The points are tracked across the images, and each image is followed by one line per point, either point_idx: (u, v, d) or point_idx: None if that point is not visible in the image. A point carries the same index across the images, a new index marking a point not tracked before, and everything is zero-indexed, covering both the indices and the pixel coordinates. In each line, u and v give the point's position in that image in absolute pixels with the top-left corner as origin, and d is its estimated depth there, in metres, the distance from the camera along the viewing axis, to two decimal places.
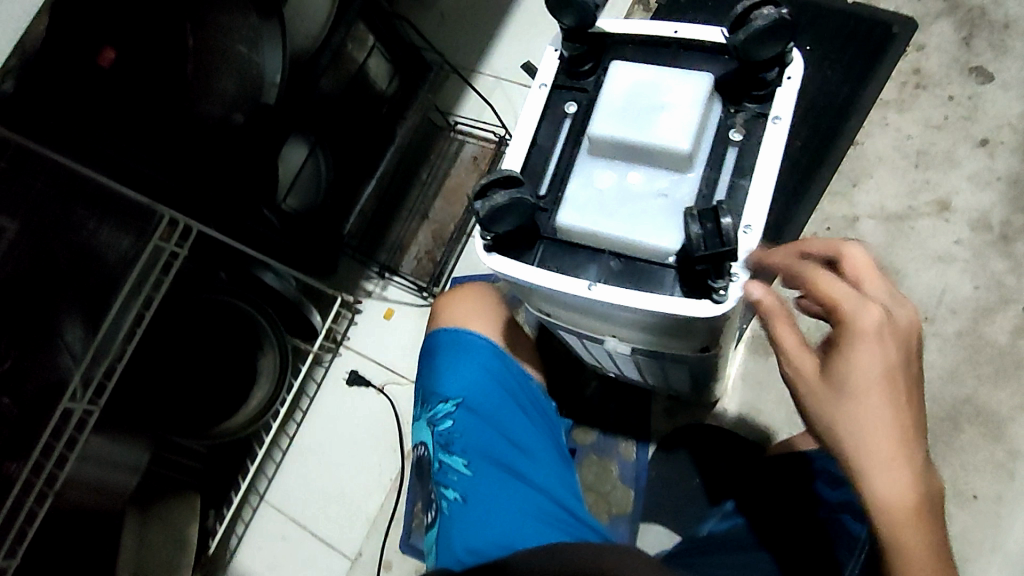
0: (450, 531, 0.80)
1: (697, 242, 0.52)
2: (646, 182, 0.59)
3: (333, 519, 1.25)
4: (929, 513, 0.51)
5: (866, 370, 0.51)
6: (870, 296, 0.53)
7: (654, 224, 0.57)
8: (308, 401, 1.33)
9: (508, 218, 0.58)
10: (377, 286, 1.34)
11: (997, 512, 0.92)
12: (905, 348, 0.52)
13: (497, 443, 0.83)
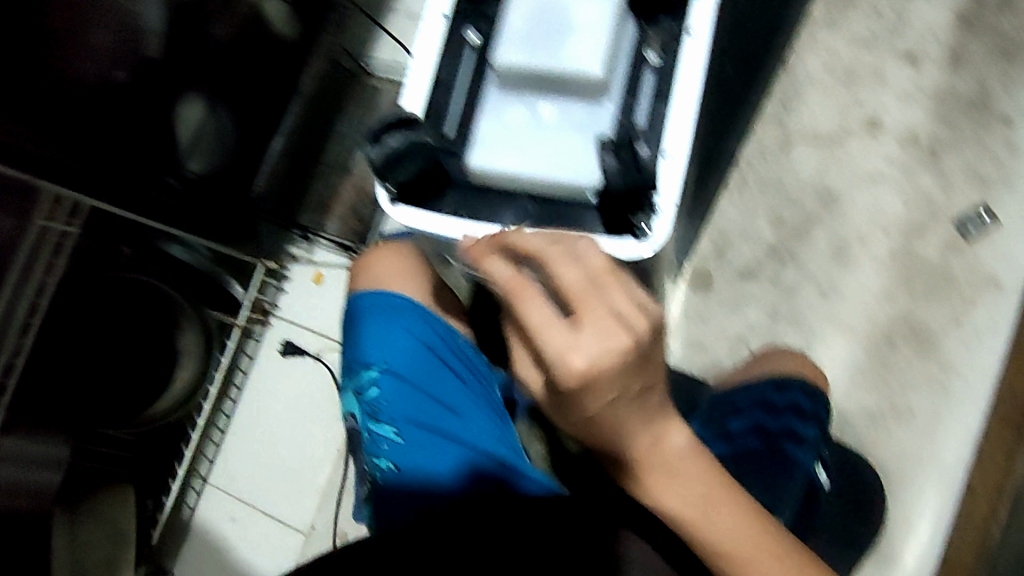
0: (389, 502, 0.77)
1: (613, 175, 0.50)
2: (562, 117, 0.54)
3: (282, 494, 1.21)
4: (679, 477, 0.54)
5: (586, 408, 0.49)
6: (577, 341, 0.45)
7: (575, 163, 0.54)
8: (242, 376, 1.26)
9: (407, 164, 0.54)
10: (303, 249, 1.27)
11: (933, 425, 0.95)
12: (627, 382, 0.47)
13: (428, 408, 0.79)
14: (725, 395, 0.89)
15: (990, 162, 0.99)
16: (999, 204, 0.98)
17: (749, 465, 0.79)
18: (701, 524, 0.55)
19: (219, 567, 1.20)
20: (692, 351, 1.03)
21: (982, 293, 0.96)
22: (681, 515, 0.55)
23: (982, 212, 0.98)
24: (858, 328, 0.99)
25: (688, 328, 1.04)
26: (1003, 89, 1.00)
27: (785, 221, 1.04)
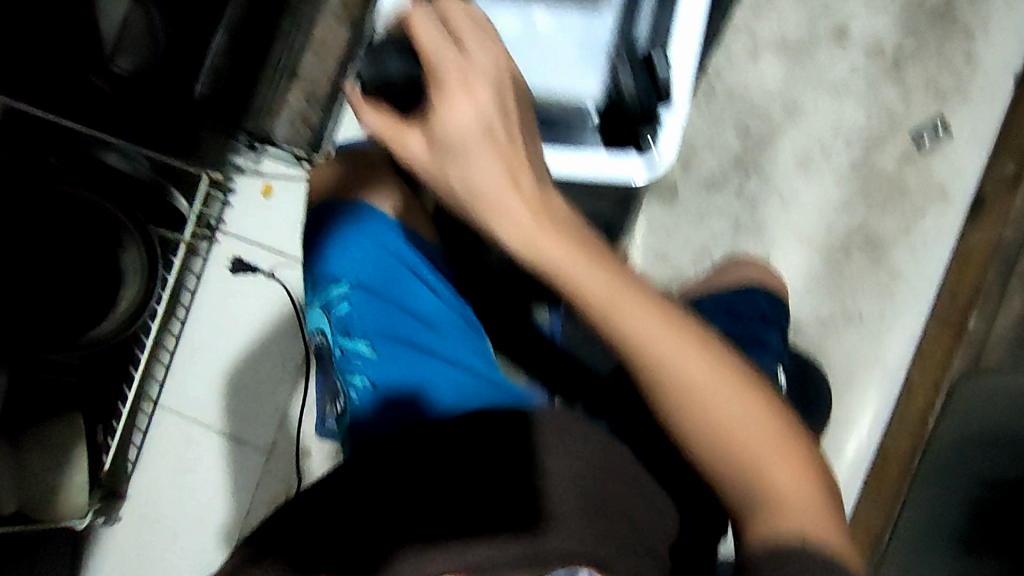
0: (363, 419, 0.74)
1: (636, 93, 0.72)
2: (567, 40, 0.72)
3: (240, 414, 1.18)
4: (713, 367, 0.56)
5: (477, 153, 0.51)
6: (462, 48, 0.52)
7: (577, 70, 0.72)
8: (189, 296, 1.19)
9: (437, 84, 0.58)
10: (249, 158, 1.18)
11: (881, 330, 1.00)
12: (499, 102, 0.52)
13: (397, 321, 0.77)
14: (721, 298, 0.89)
15: (949, 74, 1.01)
16: (955, 116, 1.00)
17: None
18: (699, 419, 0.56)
19: (177, 488, 1.17)
20: (657, 262, 1.04)
21: (933, 203, 1.00)
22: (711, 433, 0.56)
23: (938, 123, 1.00)
24: (816, 237, 1.03)
25: (654, 239, 1.05)
26: None
27: (751, 131, 1.04)
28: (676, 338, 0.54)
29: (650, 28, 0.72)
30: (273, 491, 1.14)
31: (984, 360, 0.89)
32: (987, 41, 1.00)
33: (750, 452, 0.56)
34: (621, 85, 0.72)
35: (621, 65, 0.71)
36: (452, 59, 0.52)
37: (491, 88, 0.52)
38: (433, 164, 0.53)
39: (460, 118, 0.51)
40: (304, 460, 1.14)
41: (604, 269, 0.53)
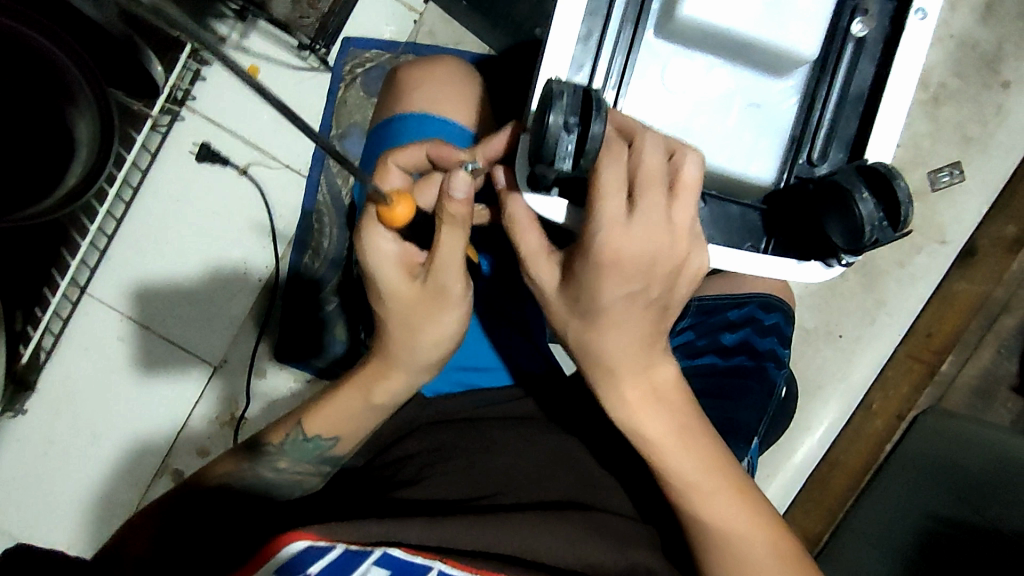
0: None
1: (869, 213, 0.58)
2: (744, 118, 0.67)
3: (186, 320, 1.05)
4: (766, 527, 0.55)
5: (609, 294, 0.50)
6: (637, 212, 0.48)
7: (758, 158, 0.67)
8: (140, 176, 1.01)
9: (566, 99, 0.53)
10: (233, 31, 1.01)
11: (853, 350, 1.04)
12: (652, 272, 0.50)
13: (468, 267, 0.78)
14: (713, 301, 0.87)
15: (977, 122, 1.03)
16: (971, 164, 1.03)
17: (737, 381, 0.82)
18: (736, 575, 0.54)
19: (101, 389, 1.04)
20: None
21: (928, 242, 1.04)
22: None
23: (955, 168, 1.03)
24: None
25: None
26: (1014, 53, 1.03)
27: None
28: (726, 494, 0.55)
29: (841, 113, 0.66)
30: (217, 409, 1.05)
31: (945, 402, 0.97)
32: (1019, 98, 1.03)
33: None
34: (855, 208, 0.58)
35: (859, 186, 0.58)
36: (620, 220, 0.48)
37: (648, 268, 0.50)
38: (569, 314, 0.53)
39: (620, 288, 0.50)
40: (256, 381, 1.06)
41: (700, 452, 0.55)
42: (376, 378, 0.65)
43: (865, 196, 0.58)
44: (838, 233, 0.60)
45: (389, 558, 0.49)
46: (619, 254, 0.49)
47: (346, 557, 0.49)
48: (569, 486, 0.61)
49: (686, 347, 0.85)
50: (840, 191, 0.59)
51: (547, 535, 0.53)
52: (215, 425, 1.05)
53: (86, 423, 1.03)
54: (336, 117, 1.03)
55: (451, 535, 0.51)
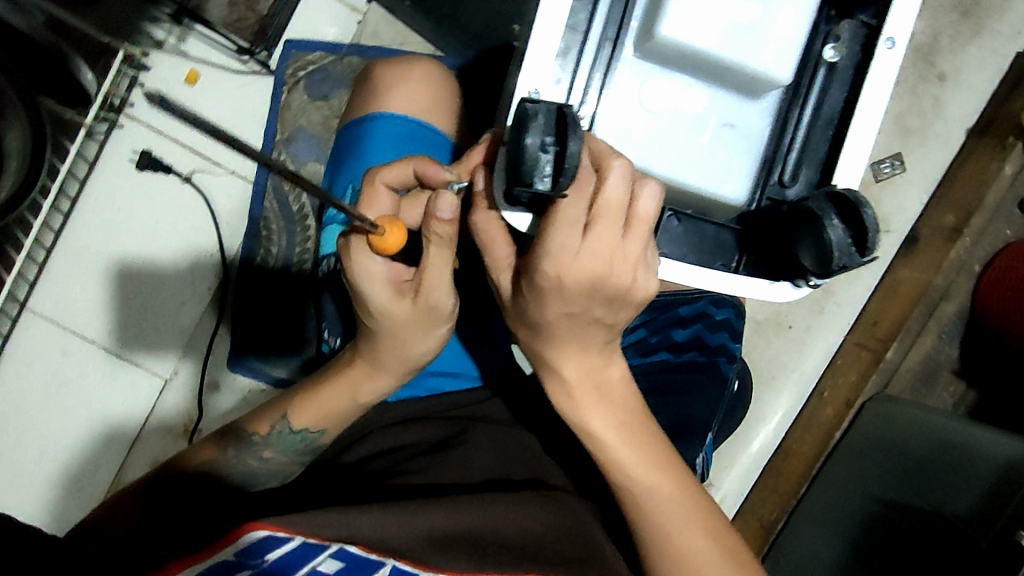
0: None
1: (834, 239, 0.56)
2: (717, 138, 0.65)
3: (134, 333, 1.02)
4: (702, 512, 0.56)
5: (554, 304, 0.51)
6: (589, 243, 0.47)
7: (731, 178, 0.65)
8: (78, 185, 0.98)
9: (542, 121, 0.49)
10: (171, 36, 0.98)
11: (804, 340, 1.07)
12: (597, 296, 0.49)
13: None
14: (670, 296, 0.87)
15: (916, 114, 1.06)
16: (910, 155, 1.06)
17: (686, 376, 0.83)
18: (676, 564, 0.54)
19: (44, 408, 0.99)
20: None
21: None
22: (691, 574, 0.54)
23: (896, 159, 1.05)
24: None
25: None
26: (948, 45, 1.05)
27: None
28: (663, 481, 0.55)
29: (812, 135, 0.66)
30: (169, 424, 1.01)
31: (890, 386, 1.00)
32: (955, 90, 1.06)
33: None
34: (823, 233, 0.56)
35: (829, 211, 0.56)
36: (570, 245, 0.48)
37: (593, 284, 0.49)
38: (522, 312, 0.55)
39: (563, 301, 0.50)
40: (209, 394, 1.02)
41: (636, 435, 0.56)
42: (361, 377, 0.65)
43: (835, 223, 0.56)
44: (808, 257, 0.58)
45: (344, 552, 0.47)
46: (563, 275, 0.48)
47: (305, 549, 0.47)
48: (521, 472, 0.61)
49: (640, 345, 0.84)
50: (810, 217, 0.57)
51: (500, 509, 0.53)
52: (171, 436, 1.01)
53: (29, 441, 0.99)
54: (282, 121, 1.01)
55: (409, 516, 0.50)
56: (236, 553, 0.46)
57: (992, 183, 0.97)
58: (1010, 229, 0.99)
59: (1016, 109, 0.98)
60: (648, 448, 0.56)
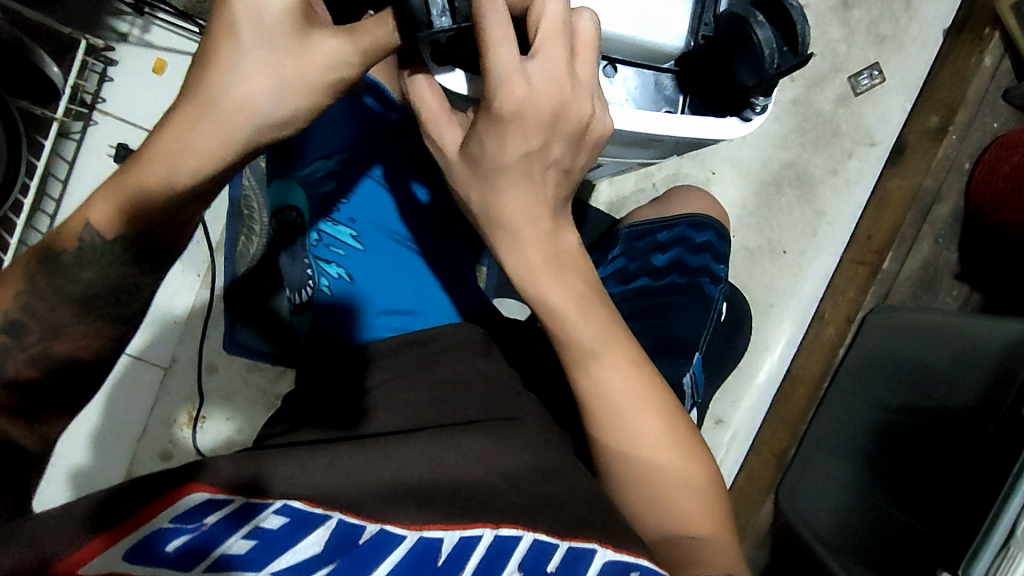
0: (342, 315, 0.71)
1: (763, 44, 0.52)
2: None
3: None
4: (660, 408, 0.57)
5: (508, 150, 0.48)
6: (536, 67, 0.45)
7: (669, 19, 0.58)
8: (60, 187, 1.00)
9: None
10: (134, 27, 1.00)
11: (800, 264, 1.05)
12: (550, 129, 0.48)
13: (386, 214, 0.73)
14: (644, 226, 0.87)
15: (889, 20, 1.03)
16: (889, 64, 1.03)
17: (667, 298, 0.82)
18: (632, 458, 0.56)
19: None
20: (617, 208, 1.03)
21: (858, 147, 1.04)
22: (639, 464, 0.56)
23: (874, 69, 1.03)
24: (753, 171, 1.04)
25: (610, 187, 1.03)
26: None
27: None
28: (624, 371, 0.56)
29: None
30: (175, 411, 1.04)
31: (890, 297, 0.97)
32: None
33: (681, 515, 0.57)
34: (752, 37, 0.53)
35: (753, 11, 0.53)
36: (516, 75, 0.44)
37: (547, 123, 0.47)
38: (469, 181, 0.51)
39: (514, 144, 0.47)
40: (207, 377, 1.05)
41: (597, 322, 0.55)
42: (226, 125, 0.46)
43: (762, 20, 0.53)
44: (744, 69, 0.54)
45: (288, 508, 0.46)
46: (522, 108, 0.45)
47: (246, 511, 0.45)
48: (477, 409, 0.63)
49: (620, 272, 0.84)
50: (734, 23, 0.54)
51: (451, 452, 0.56)
52: (176, 427, 1.04)
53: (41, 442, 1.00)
54: None
55: (352, 472, 0.52)
56: (174, 519, 0.43)
57: (973, 77, 0.94)
58: (996, 122, 0.96)
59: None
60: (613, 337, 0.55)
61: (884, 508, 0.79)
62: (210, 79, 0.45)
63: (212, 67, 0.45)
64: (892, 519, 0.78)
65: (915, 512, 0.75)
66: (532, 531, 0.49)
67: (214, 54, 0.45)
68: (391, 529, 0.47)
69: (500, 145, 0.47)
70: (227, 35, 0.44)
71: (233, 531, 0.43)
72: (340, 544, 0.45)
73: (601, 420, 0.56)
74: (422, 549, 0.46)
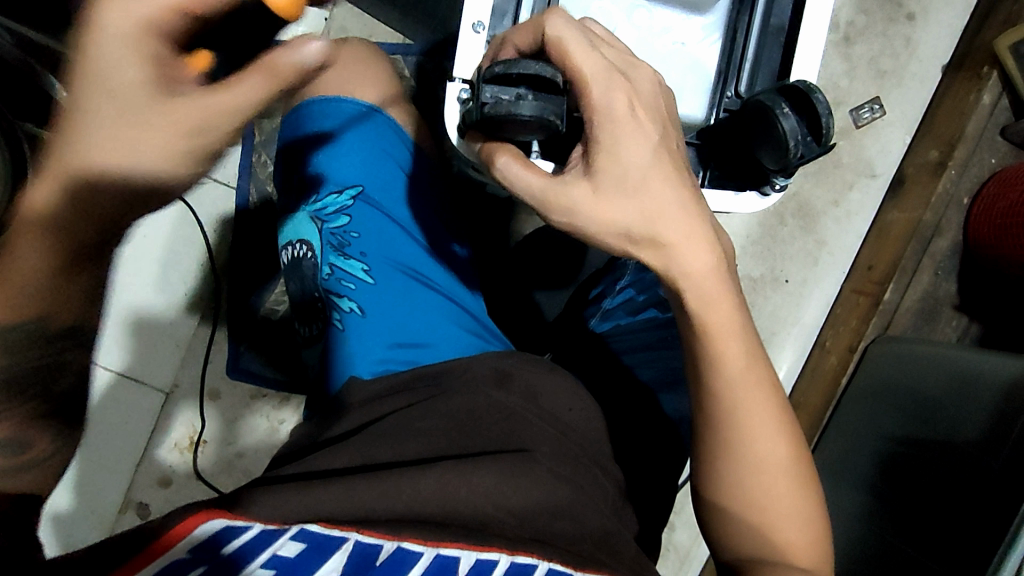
0: (346, 348, 0.70)
1: (789, 133, 0.59)
2: (683, 60, 0.73)
3: (131, 349, 1.01)
4: (794, 432, 0.53)
5: (639, 159, 0.47)
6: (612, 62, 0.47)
7: (690, 97, 0.72)
8: None
9: (515, 103, 0.49)
10: None
11: (801, 292, 1.06)
12: (661, 122, 0.48)
13: (405, 247, 0.75)
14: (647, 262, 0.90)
15: (889, 56, 1.05)
16: (888, 98, 1.05)
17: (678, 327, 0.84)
18: (757, 483, 0.51)
19: None
20: None
21: (859, 178, 1.06)
22: (754, 494, 0.51)
23: (875, 103, 1.05)
24: None
25: None
26: None
27: None
28: (764, 392, 0.51)
29: (764, 45, 0.71)
30: (174, 437, 1.03)
31: (891, 328, 0.98)
32: (926, 29, 1.06)
33: (778, 542, 0.51)
34: (778, 123, 0.59)
35: (779, 102, 0.59)
36: (618, 81, 0.46)
37: (658, 123, 0.48)
38: (594, 206, 0.48)
39: (638, 147, 0.47)
40: (210, 402, 1.04)
41: (740, 338, 0.51)
42: (121, 155, 0.40)
43: (786, 111, 0.59)
44: (768, 156, 0.60)
45: (304, 533, 0.46)
46: (633, 102, 0.47)
47: (265, 536, 0.45)
48: (493, 439, 0.61)
49: (628, 305, 0.86)
50: (764, 111, 0.60)
51: (462, 492, 0.54)
52: (176, 452, 1.03)
53: None
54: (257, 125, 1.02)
55: (367, 501, 0.51)
56: (191, 550, 0.41)
57: (972, 114, 0.97)
58: (994, 158, 0.99)
59: (988, 39, 0.98)
60: (757, 356, 0.52)
61: (890, 540, 0.80)
62: (90, 119, 0.40)
63: (88, 112, 0.40)
64: (895, 551, 0.79)
65: (918, 544, 0.76)
66: (546, 560, 0.50)
67: (83, 93, 0.40)
68: (409, 547, 0.47)
69: (633, 151, 0.47)
70: (101, 46, 0.39)
71: (251, 560, 0.42)
72: (359, 564, 0.45)
73: (724, 439, 0.51)
74: (440, 566, 0.47)
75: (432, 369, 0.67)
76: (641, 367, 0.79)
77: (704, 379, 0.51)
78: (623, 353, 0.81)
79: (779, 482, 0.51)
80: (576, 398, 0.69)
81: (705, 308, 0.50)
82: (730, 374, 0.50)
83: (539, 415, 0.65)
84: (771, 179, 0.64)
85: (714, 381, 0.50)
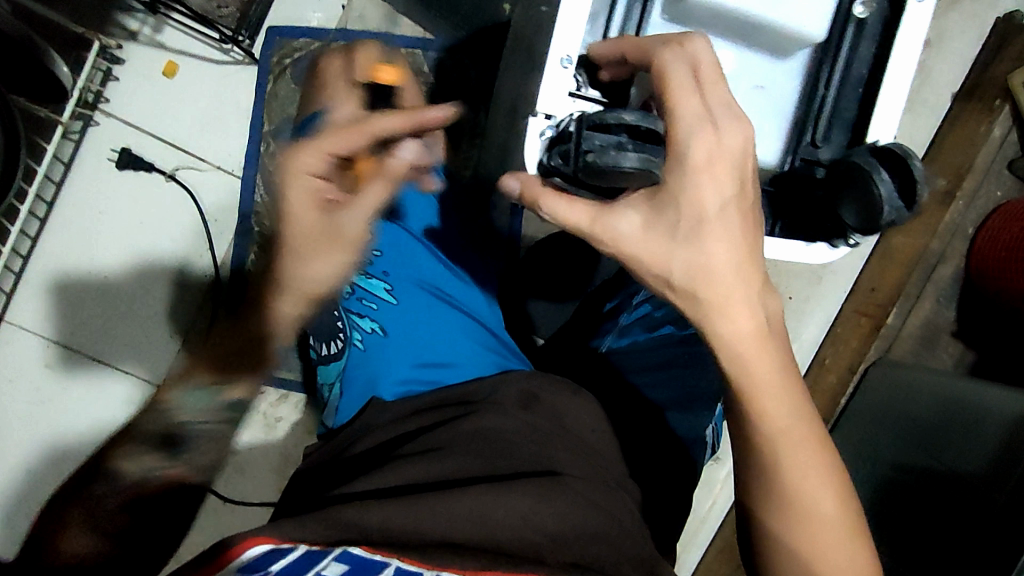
0: (370, 367, 0.69)
1: (884, 199, 0.59)
2: (752, 103, 0.70)
3: (117, 338, 0.97)
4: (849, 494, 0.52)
5: (703, 209, 0.46)
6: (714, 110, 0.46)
7: (763, 141, 0.70)
8: (54, 189, 0.95)
9: (625, 155, 0.49)
10: (145, 26, 0.96)
11: (803, 310, 1.07)
12: (739, 173, 0.46)
13: (425, 264, 0.74)
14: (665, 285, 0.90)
15: None
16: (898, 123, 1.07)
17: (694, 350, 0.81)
18: (809, 544, 0.50)
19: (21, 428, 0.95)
20: None
21: None
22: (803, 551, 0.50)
23: None
24: None
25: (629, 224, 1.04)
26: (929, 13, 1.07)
27: None
28: (817, 455, 0.50)
29: (843, 95, 0.68)
30: None
31: (891, 351, 1.01)
32: (939, 57, 1.07)
33: None
34: (874, 189, 0.59)
35: (877, 167, 0.59)
36: (707, 134, 0.45)
37: (737, 176, 0.46)
38: (646, 248, 0.48)
39: (704, 198, 0.46)
40: None
41: (795, 399, 0.50)
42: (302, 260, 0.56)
43: (884, 177, 0.59)
44: (853, 214, 0.61)
45: (347, 555, 0.45)
46: (713, 155, 0.45)
47: (306, 558, 0.45)
48: (522, 460, 0.60)
49: (644, 321, 0.85)
50: (859, 174, 0.60)
51: (500, 516, 0.53)
52: None
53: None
54: (268, 112, 0.99)
55: (411, 522, 0.50)
56: None
57: (981, 146, 0.99)
58: (1000, 190, 1.02)
59: (1001, 73, 1.00)
60: (810, 417, 0.51)
61: None
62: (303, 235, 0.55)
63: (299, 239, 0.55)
64: None
65: None
66: None
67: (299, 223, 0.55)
68: None
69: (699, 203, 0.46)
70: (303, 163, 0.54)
71: None
72: None
73: (774, 501, 0.50)
74: None
75: (465, 389, 0.67)
76: (659, 390, 0.78)
77: (750, 441, 0.50)
78: (630, 372, 0.81)
79: (834, 545, 0.50)
80: (598, 419, 0.69)
81: (760, 367, 0.48)
82: (784, 439, 0.49)
83: (569, 438, 0.64)
84: (846, 234, 0.64)
85: (763, 445, 0.50)
